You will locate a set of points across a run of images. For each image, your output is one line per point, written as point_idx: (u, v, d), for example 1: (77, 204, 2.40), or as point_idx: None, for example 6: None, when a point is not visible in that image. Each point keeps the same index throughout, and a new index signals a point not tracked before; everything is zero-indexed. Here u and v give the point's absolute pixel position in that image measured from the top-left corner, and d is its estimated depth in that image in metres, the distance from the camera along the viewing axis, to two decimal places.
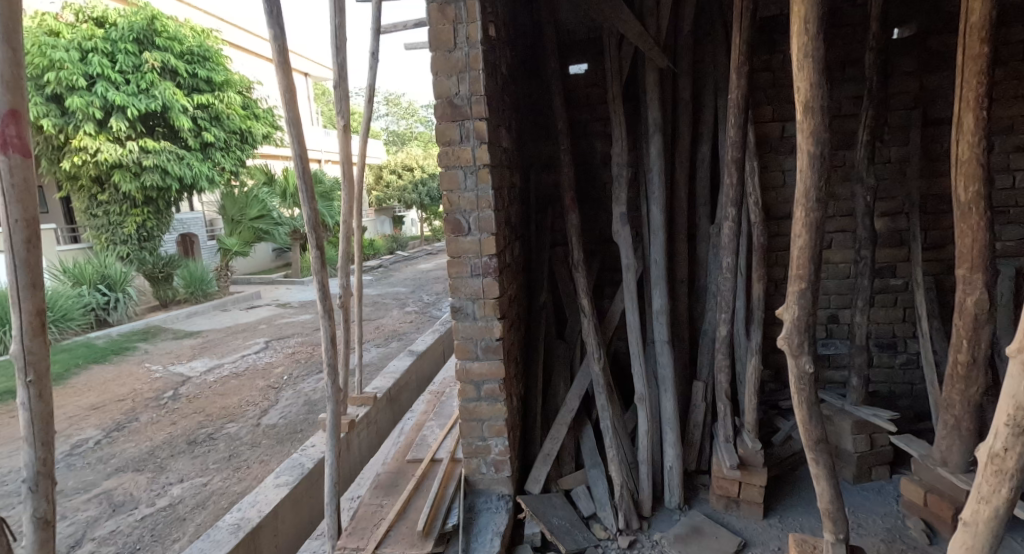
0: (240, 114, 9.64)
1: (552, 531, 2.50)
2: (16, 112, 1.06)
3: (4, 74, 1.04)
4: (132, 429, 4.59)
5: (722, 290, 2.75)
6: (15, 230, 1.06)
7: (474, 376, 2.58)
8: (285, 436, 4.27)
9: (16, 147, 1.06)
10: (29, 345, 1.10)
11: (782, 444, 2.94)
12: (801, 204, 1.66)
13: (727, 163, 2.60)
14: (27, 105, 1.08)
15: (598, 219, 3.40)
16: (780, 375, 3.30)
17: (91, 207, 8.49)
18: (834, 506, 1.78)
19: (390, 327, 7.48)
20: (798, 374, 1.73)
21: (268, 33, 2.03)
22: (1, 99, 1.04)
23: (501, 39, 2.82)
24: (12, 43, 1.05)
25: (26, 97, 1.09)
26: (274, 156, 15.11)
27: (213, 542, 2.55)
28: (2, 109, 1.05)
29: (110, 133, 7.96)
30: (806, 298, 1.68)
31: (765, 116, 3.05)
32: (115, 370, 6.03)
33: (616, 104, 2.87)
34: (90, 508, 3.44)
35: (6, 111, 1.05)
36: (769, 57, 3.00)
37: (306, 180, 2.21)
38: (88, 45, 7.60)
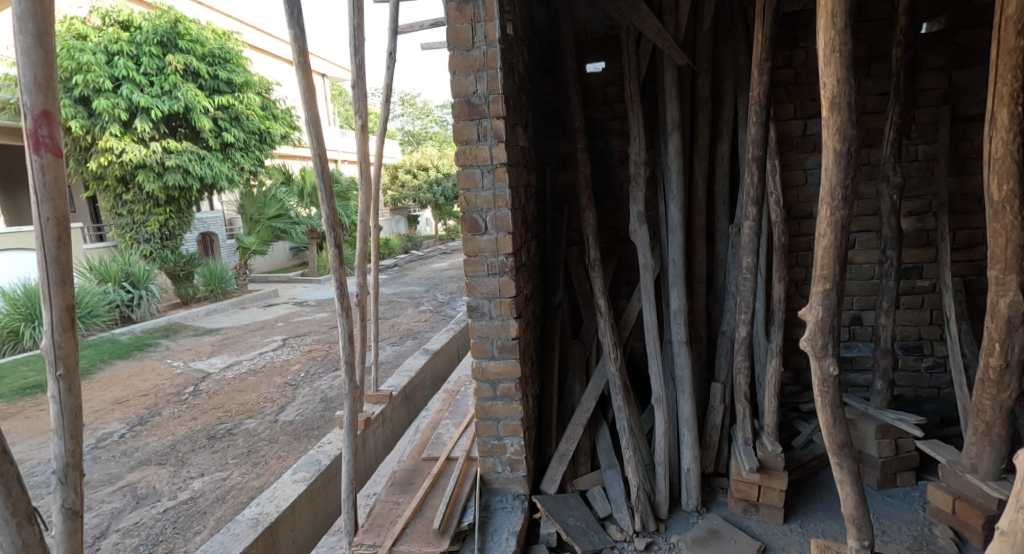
0: (259, 114, 9.76)
1: (568, 532, 2.49)
2: (48, 112, 1.09)
3: (38, 75, 1.06)
4: (154, 424, 4.67)
5: (742, 290, 2.71)
6: (46, 227, 1.08)
7: (490, 375, 2.58)
8: (303, 433, 4.32)
9: (48, 146, 1.08)
10: (60, 340, 1.12)
11: (803, 447, 2.90)
12: (826, 203, 1.63)
13: (748, 161, 2.56)
14: (59, 107, 1.10)
15: (615, 218, 3.38)
16: (800, 377, 3.25)
17: (116, 207, 8.65)
18: (859, 512, 1.74)
19: (404, 326, 7.53)
20: (822, 376, 1.69)
21: (289, 33, 2.05)
22: (35, 100, 1.07)
23: (519, 38, 2.83)
24: (45, 45, 1.07)
25: (58, 97, 1.11)
26: (291, 156, 15.28)
27: (233, 536, 2.59)
28: (36, 110, 1.07)
29: (134, 133, 8.12)
30: (831, 298, 1.65)
31: (787, 114, 3.00)
32: (137, 366, 6.15)
33: (634, 102, 2.85)
34: (114, 500, 3.50)
35: (39, 111, 1.07)
36: (792, 53, 2.95)
37: (325, 179, 2.22)
38: (114, 48, 7.78)
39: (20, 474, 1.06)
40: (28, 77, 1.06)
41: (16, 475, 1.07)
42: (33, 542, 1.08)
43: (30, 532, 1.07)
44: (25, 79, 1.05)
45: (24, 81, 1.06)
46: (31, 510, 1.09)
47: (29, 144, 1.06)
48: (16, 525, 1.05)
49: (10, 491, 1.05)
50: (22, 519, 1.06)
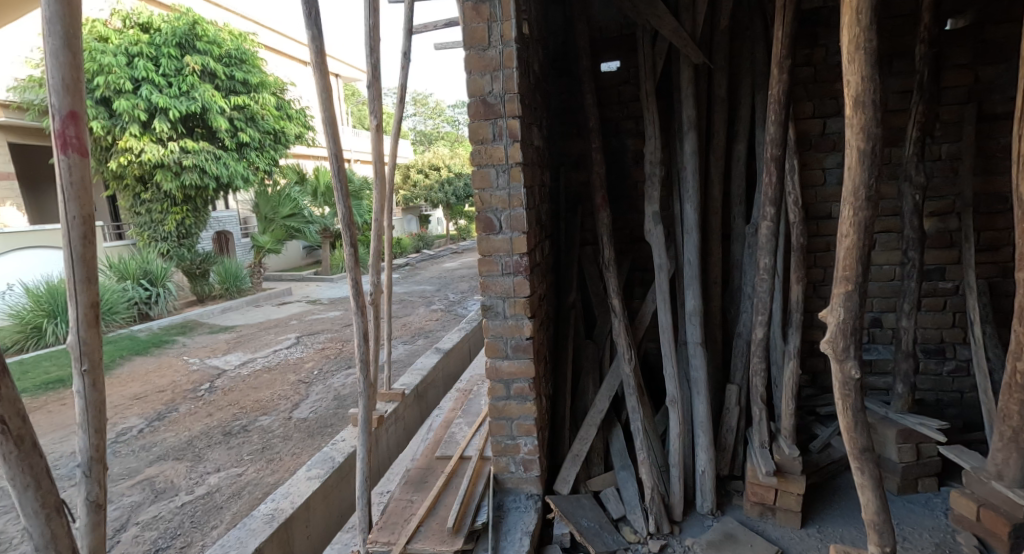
0: (274, 114, 9.86)
1: (581, 532, 2.47)
2: (75, 113, 1.11)
3: (66, 77, 1.08)
4: (171, 419, 4.74)
5: (759, 291, 2.68)
6: (73, 226, 1.11)
7: (504, 375, 2.58)
8: (316, 430, 4.35)
9: (76, 147, 1.11)
10: (85, 336, 1.14)
11: (820, 451, 2.85)
12: (849, 203, 1.60)
13: (766, 161, 2.53)
14: (85, 107, 1.12)
15: (630, 218, 3.36)
16: (818, 380, 3.21)
17: (135, 205, 8.79)
18: (881, 518, 1.70)
19: (416, 324, 7.57)
20: (843, 380, 1.67)
21: (306, 35, 2.07)
22: (62, 101, 1.09)
23: (535, 37, 2.83)
24: (72, 48, 1.09)
25: (84, 99, 1.14)
26: (305, 155, 15.42)
27: (249, 531, 2.62)
28: (64, 110, 1.09)
29: (153, 134, 8.24)
30: (853, 301, 1.62)
31: (805, 113, 2.96)
32: (155, 362, 6.24)
33: (649, 102, 2.84)
34: (134, 494, 3.56)
35: (66, 112, 1.09)
36: (811, 51, 2.91)
37: (341, 179, 2.23)
38: (135, 50, 7.91)
39: (49, 467, 1.08)
40: (57, 79, 1.08)
41: (45, 468, 1.09)
42: (62, 533, 1.10)
43: (59, 523, 1.09)
44: (53, 80, 1.08)
45: (53, 82, 1.08)
46: (60, 502, 1.11)
47: (58, 145, 1.08)
48: (45, 516, 1.07)
49: (39, 483, 1.07)
50: (51, 510, 1.08)
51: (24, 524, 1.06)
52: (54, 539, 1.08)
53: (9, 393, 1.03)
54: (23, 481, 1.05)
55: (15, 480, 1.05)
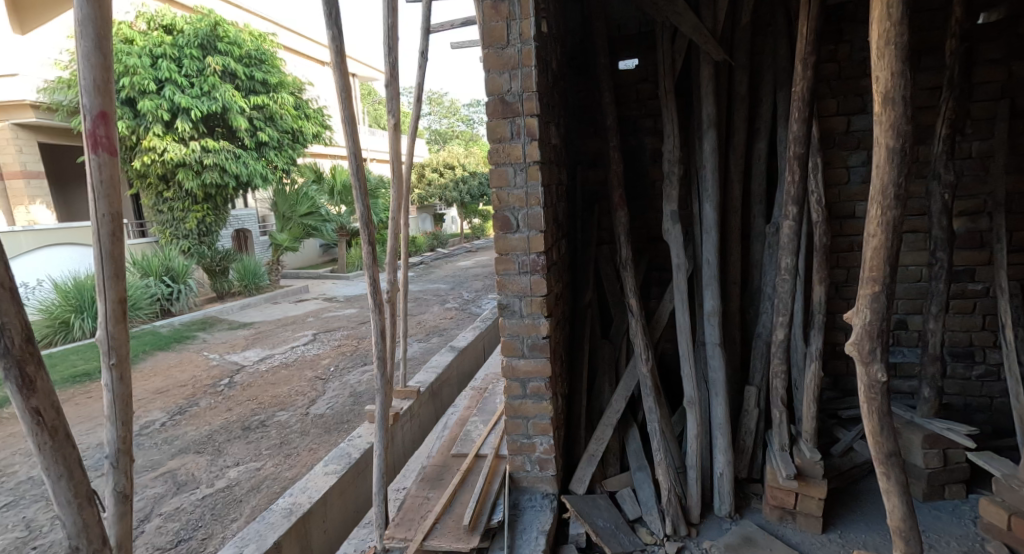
0: (292, 114, 9.96)
1: (598, 532, 2.46)
2: (105, 113, 1.13)
3: (96, 77, 1.10)
4: (193, 413, 4.82)
5: (780, 292, 2.63)
6: (102, 224, 1.13)
7: (520, 374, 2.58)
8: (333, 426, 4.39)
9: (105, 146, 1.13)
10: (113, 331, 1.16)
11: (842, 455, 2.80)
12: (877, 202, 1.56)
13: (789, 159, 2.48)
14: (115, 108, 1.15)
15: (648, 217, 3.33)
16: (840, 382, 3.15)
17: (158, 203, 8.96)
18: (907, 525, 1.65)
19: (431, 323, 7.59)
20: (869, 383, 1.62)
21: (327, 35, 2.09)
22: (93, 101, 1.11)
23: (553, 35, 2.82)
24: (103, 50, 1.11)
25: (114, 99, 1.16)
26: (323, 154, 15.57)
27: (269, 524, 2.65)
28: (94, 110, 1.11)
29: (176, 133, 8.38)
30: (880, 302, 1.58)
31: (829, 110, 2.91)
32: (176, 357, 6.36)
33: (668, 100, 2.81)
34: (156, 486, 3.63)
35: (97, 112, 1.11)
36: (836, 47, 2.86)
37: (360, 178, 2.25)
38: (158, 52, 8.06)
39: (81, 458, 1.11)
40: (88, 79, 1.10)
41: (77, 459, 1.12)
42: (91, 523, 1.12)
43: (90, 513, 1.12)
44: (84, 81, 1.10)
45: (84, 82, 1.11)
46: (91, 492, 1.13)
47: (88, 143, 1.11)
48: (76, 505, 1.10)
49: (72, 473, 1.10)
50: (82, 500, 1.10)
51: (57, 513, 1.09)
52: (84, 528, 1.10)
53: (44, 386, 1.07)
54: (57, 470, 1.08)
55: (48, 470, 1.08)
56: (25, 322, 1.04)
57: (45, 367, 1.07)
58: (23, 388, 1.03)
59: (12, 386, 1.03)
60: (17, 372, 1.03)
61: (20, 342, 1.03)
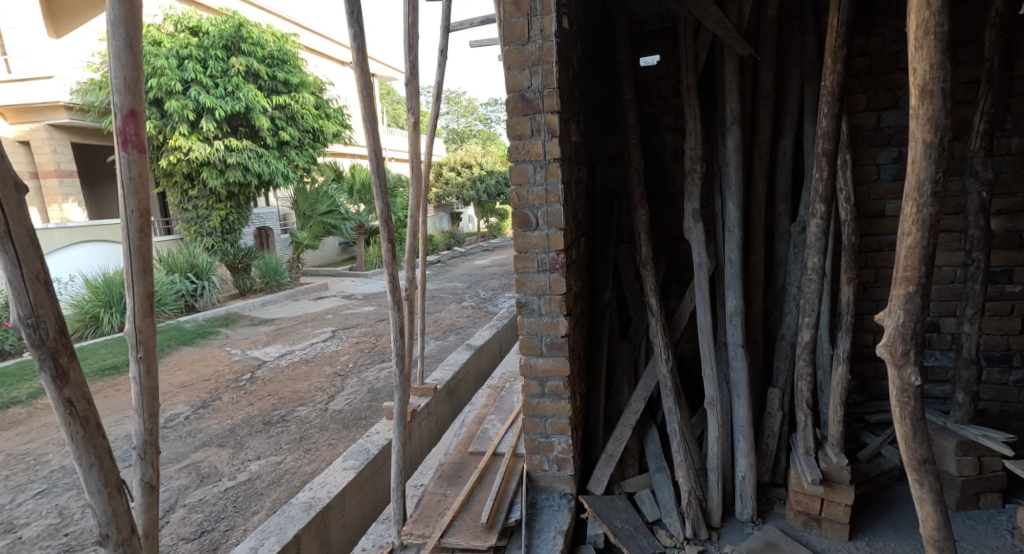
0: (313, 113, 10.07)
1: (616, 534, 2.43)
2: (135, 111, 1.14)
3: (126, 77, 1.12)
4: (216, 407, 4.90)
5: (805, 292, 2.57)
6: (131, 219, 1.14)
7: (539, 373, 2.56)
8: (351, 422, 4.43)
9: (135, 144, 1.14)
10: (141, 325, 1.18)
11: (870, 461, 2.73)
12: (912, 199, 1.51)
13: (817, 155, 2.41)
14: (144, 106, 1.16)
15: (669, 215, 3.28)
16: (867, 386, 3.07)
17: (183, 201, 9.13)
18: (941, 534, 1.59)
19: (448, 321, 7.62)
20: (902, 386, 1.57)
21: (349, 33, 2.09)
22: (124, 100, 1.13)
23: (574, 31, 2.78)
24: (134, 49, 1.12)
25: (143, 98, 1.17)
26: (342, 153, 15.73)
27: (289, 518, 2.68)
28: (124, 109, 1.12)
29: (200, 133, 8.52)
30: (914, 303, 1.53)
31: (859, 106, 2.83)
32: (200, 353, 6.47)
33: (690, 96, 2.77)
34: (180, 478, 3.69)
35: (127, 111, 1.13)
36: (866, 41, 2.78)
37: (381, 176, 2.25)
38: (185, 53, 8.23)
39: (111, 448, 1.12)
40: (119, 79, 1.11)
41: (108, 449, 1.13)
42: (121, 515, 1.13)
43: (119, 502, 1.13)
44: (115, 80, 1.11)
45: (115, 81, 1.12)
46: (120, 482, 1.14)
47: (118, 141, 1.12)
48: (107, 495, 1.11)
49: (103, 463, 1.11)
50: (112, 489, 1.11)
51: (88, 501, 1.10)
52: (114, 516, 1.11)
53: (77, 376, 1.08)
54: (88, 460, 1.09)
55: (80, 459, 1.09)
56: (59, 315, 1.06)
57: (78, 359, 1.09)
58: (57, 379, 1.05)
59: (46, 377, 1.05)
60: (52, 363, 1.04)
61: (53, 334, 1.05)
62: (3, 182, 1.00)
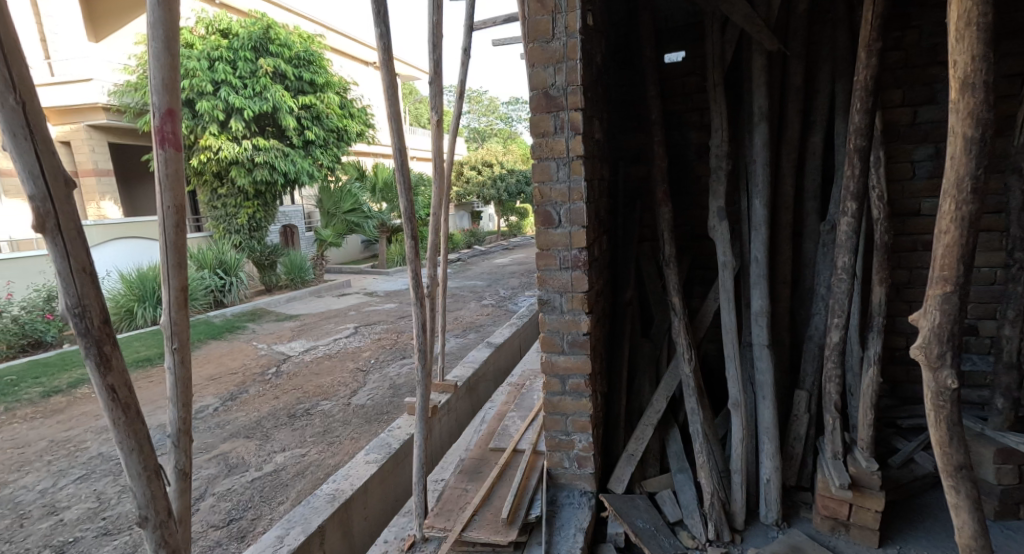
0: (337, 113, 10.20)
1: (636, 533, 2.41)
2: (173, 110, 1.17)
3: (165, 77, 1.15)
4: (243, 400, 5.01)
5: (835, 292, 2.51)
6: (168, 215, 1.18)
7: (560, 370, 2.55)
8: (373, 417, 4.48)
9: (172, 142, 1.18)
10: (176, 317, 1.21)
11: (901, 467, 2.66)
12: (951, 196, 1.46)
13: (849, 152, 2.35)
14: (182, 106, 1.19)
15: (693, 214, 3.24)
16: (899, 390, 3.00)
17: (213, 199, 9.34)
18: (978, 543, 1.54)
19: (467, 319, 7.65)
20: (937, 389, 1.52)
21: (374, 34, 2.11)
22: (162, 100, 1.16)
23: (598, 28, 2.76)
24: (171, 50, 1.15)
25: (180, 97, 1.20)
26: (365, 152, 15.90)
27: (313, 508, 2.72)
28: (162, 108, 1.16)
29: (230, 133, 8.70)
30: (951, 304, 1.48)
31: (893, 101, 2.76)
32: (227, 347, 6.62)
33: (716, 93, 2.72)
34: (209, 467, 3.79)
35: (165, 110, 1.16)
36: (902, 33, 2.71)
37: (405, 175, 2.27)
38: (215, 55, 8.42)
39: (150, 433, 1.16)
40: (158, 79, 1.15)
41: (146, 434, 1.17)
42: (159, 497, 1.17)
43: (157, 485, 1.16)
44: (154, 80, 1.14)
45: (155, 82, 1.15)
46: (158, 466, 1.18)
47: (156, 140, 1.16)
48: (145, 478, 1.14)
49: (142, 447, 1.14)
50: (151, 473, 1.15)
51: (128, 484, 1.14)
52: (152, 498, 1.15)
53: (120, 363, 1.12)
54: (129, 444, 1.13)
55: (122, 443, 1.13)
56: (103, 304, 1.10)
57: (120, 347, 1.12)
58: (101, 366, 1.09)
59: (91, 363, 1.08)
60: (96, 350, 1.08)
61: (98, 323, 1.08)
62: (53, 178, 1.04)
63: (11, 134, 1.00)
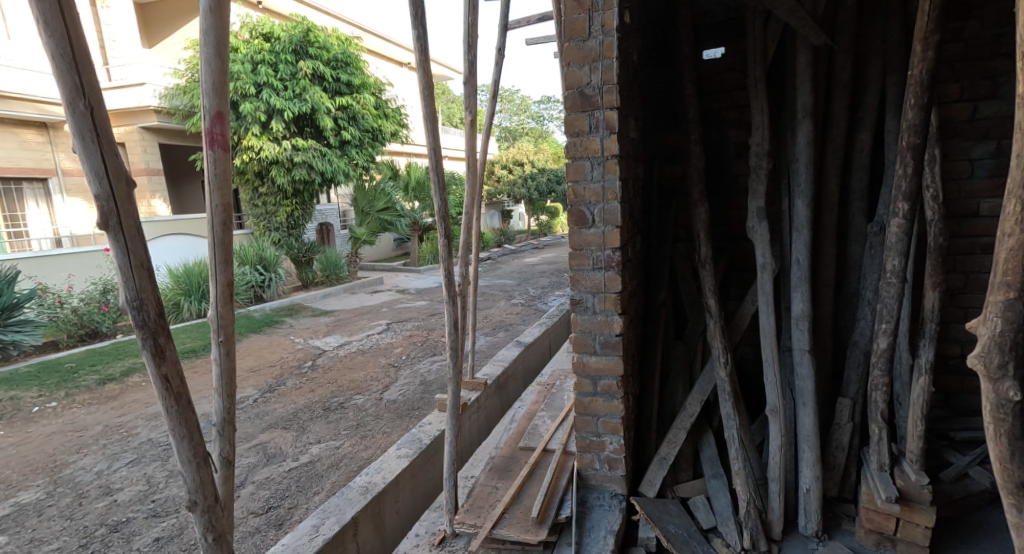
0: (373, 113, 10.35)
1: (669, 538, 2.36)
2: (221, 112, 1.20)
3: (215, 80, 1.18)
4: (280, 392, 5.14)
5: (883, 296, 2.41)
6: (215, 213, 1.21)
7: (591, 371, 2.53)
8: (405, 412, 4.53)
9: (221, 144, 1.21)
10: (221, 311, 1.25)
11: (954, 482, 2.53)
12: (1016, 197, 1.37)
13: (901, 150, 2.25)
14: (230, 107, 1.22)
15: (730, 214, 3.16)
16: (952, 401, 2.86)
17: (254, 198, 9.62)
18: None
19: (497, 317, 7.67)
20: (997, 402, 1.44)
21: (412, 35, 2.12)
22: (212, 102, 1.19)
23: (635, 26, 2.72)
24: (221, 54, 1.18)
25: (229, 99, 1.23)
26: (399, 152, 16.11)
27: (347, 500, 2.77)
28: (212, 110, 1.19)
29: (271, 134, 8.93)
30: (1015, 311, 1.39)
31: (950, 96, 2.63)
32: (266, 340, 6.80)
33: (758, 89, 2.64)
34: (249, 456, 3.89)
35: (214, 112, 1.19)
36: (961, 25, 2.58)
37: (440, 173, 2.27)
38: (258, 58, 8.67)
39: (199, 422, 1.19)
40: (208, 82, 1.18)
41: (196, 423, 1.20)
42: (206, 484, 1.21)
43: (205, 472, 1.20)
44: (205, 84, 1.17)
45: (205, 85, 1.18)
46: (207, 453, 1.21)
47: (206, 142, 1.19)
48: (195, 465, 1.17)
49: (192, 435, 1.17)
50: (200, 460, 1.18)
51: (179, 469, 1.17)
52: (201, 485, 1.18)
53: (172, 354, 1.15)
54: (180, 432, 1.16)
55: (173, 430, 1.16)
56: (158, 298, 1.14)
57: (173, 338, 1.16)
58: (156, 356, 1.12)
59: (147, 354, 1.12)
60: (151, 341, 1.12)
61: (154, 316, 1.12)
62: (116, 177, 1.08)
63: (80, 137, 1.04)
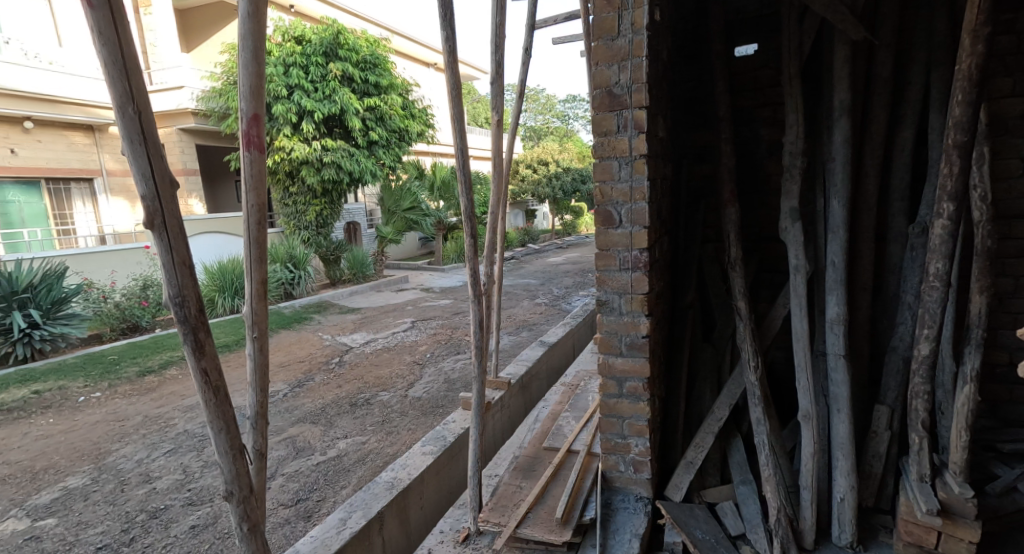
0: (399, 114, 10.44)
1: (695, 543, 2.32)
2: (258, 115, 1.22)
3: (252, 84, 1.19)
4: (309, 387, 5.23)
5: (925, 301, 2.31)
6: (251, 212, 1.23)
7: (617, 372, 2.49)
8: (430, 409, 4.56)
9: (256, 145, 1.22)
10: (256, 307, 1.27)
11: (1000, 496, 2.36)
12: None
13: (947, 148, 2.16)
14: (266, 109, 1.23)
15: (762, 214, 3.08)
16: (999, 411, 2.74)
17: (284, 198, 9.81)
18: None
19: (521, 317, 7.65)
20: None
21: (441, 36, 2.13)
22: (248, 104, 1.20)
23: (665, 24, 2.67)
24: (257, 56, 1.19)
25: (264, 100, 1.24)
26: (425, 152, 16.23)
27: (373, 494, 2.79)
28: (248, 112, 1.20)
29: (302, 134, 9.11)
30: None
31: (1001, 91, 2.52)
32: (295, 337, 6.92)
33: (793, 86, 2.57)
34: (280, 449, 3.97)
35: (251, 114, 1.21)
36: (1013, 16, 2.48)
37: (467, 172, 2.27)
38: (290, 61, 8.89)
39: (236, 415, 1.21)
40: (245, 86, 1.19)
41: (233, 416, 1.22)
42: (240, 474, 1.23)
43: (241, 464, 1.22)
44: (242, 87, 1.19)
45: (243, 88, 1.20)
46: (242, 446, 1.23)
47: (242, 142, 1.21)
48: (232, 456, 1.20)
49: (229, 428, 1.19)
50: (236, 453, 1.20)
51: (216, 461, 1.20)
52: (237, 476, 1.20)
53: (211, 349, 1.17)
54: (217, 425, 1.18)
55: (211, 422, 1.18)
56: (199, 294, 1.16)
57: (211, 333, 1.18)
58: (195, 351, 1.14)
59: (187, 348, 1.14)
60: (191, 337, 1.14)
61: (194, 311, 1.14)
62: (160, 178, 1.11)
63: (128, 139, 1.07)
